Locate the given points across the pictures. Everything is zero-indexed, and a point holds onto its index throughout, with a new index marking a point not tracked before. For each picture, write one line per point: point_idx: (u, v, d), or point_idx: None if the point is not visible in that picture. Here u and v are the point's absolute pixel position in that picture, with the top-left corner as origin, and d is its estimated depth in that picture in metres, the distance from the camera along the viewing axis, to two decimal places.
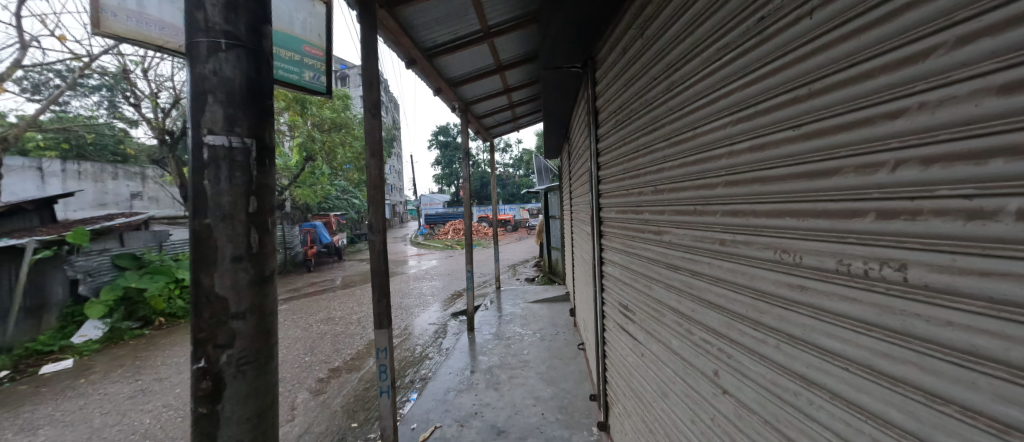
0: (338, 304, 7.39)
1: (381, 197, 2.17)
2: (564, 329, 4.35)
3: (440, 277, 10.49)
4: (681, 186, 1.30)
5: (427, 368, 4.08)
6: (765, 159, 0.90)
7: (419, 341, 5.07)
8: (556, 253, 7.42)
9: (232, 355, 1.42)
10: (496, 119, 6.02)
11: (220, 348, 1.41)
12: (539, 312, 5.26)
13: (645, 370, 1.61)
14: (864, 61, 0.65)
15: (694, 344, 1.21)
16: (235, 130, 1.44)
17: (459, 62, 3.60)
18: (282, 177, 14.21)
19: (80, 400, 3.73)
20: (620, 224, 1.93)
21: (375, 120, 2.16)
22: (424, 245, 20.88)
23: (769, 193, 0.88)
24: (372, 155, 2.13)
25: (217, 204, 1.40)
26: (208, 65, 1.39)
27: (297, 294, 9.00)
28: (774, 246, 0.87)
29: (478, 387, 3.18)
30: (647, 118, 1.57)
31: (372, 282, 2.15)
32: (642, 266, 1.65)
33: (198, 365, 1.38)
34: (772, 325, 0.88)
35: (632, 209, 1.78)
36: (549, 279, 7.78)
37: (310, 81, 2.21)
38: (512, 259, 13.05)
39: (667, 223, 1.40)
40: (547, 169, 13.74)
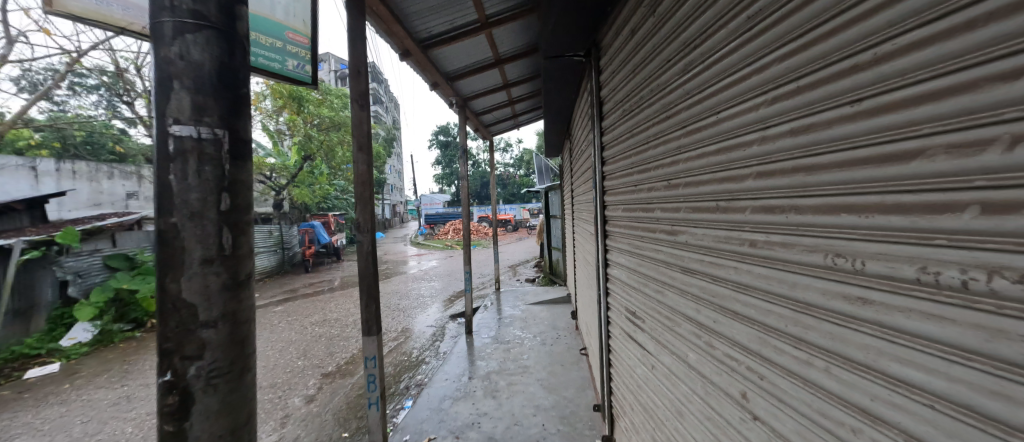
0: (334, 305, 7.24)
1: (369, 195, 2.02)
2: (566, 333, 4.19)
3: (439, 277, 10.36)
4: (698, 180, 1.15)
5: (423, 373, 3.93)
6: (809, 145, 0.74)
7: (416, 344, 4.93)
8: (557, 253, 7.26)
9: (201, 367, 1.25)
10: (496, 117, 5.88)
11: (188, 360, 1.23)
12: (539, 314, 5.11)
13: (656, 385, 1.46)
14: (956, 9, 0.48)
15: (715, 359, 1.07)
16: (205, 120, 1.24)
17: (456, 53, 3.46)
18: (280, 177, 14.09)
19: (61, 408, 3.59)
20: (627, 223, 1.78)
21: (363, 112, 2.00)
22: (424, 245, 20.75)
23: (817, 186, 0.72)
24: (361, 150, 1.99)
25: (185, 201, 1.22)
26: (174, 48, 1.20)
27: (293, 296, 8.86)
28: (824, 247, 0.71)
29: (475, 394, 3.03)
30: (660, 104, 1.41)
31: (359, 286, 1.99)
32: (651, 269, 1.49)
33: (164, 378, 1.22)
34: (821, 344, 0.72)
35: (640, 206, 1.62)
36: (549, 280, 7.64)
37: (293, 70, 2.06)
38: (512, 259, 12.88)
39: (682, 222, 1.25)
40: (547, 169, 13.64)
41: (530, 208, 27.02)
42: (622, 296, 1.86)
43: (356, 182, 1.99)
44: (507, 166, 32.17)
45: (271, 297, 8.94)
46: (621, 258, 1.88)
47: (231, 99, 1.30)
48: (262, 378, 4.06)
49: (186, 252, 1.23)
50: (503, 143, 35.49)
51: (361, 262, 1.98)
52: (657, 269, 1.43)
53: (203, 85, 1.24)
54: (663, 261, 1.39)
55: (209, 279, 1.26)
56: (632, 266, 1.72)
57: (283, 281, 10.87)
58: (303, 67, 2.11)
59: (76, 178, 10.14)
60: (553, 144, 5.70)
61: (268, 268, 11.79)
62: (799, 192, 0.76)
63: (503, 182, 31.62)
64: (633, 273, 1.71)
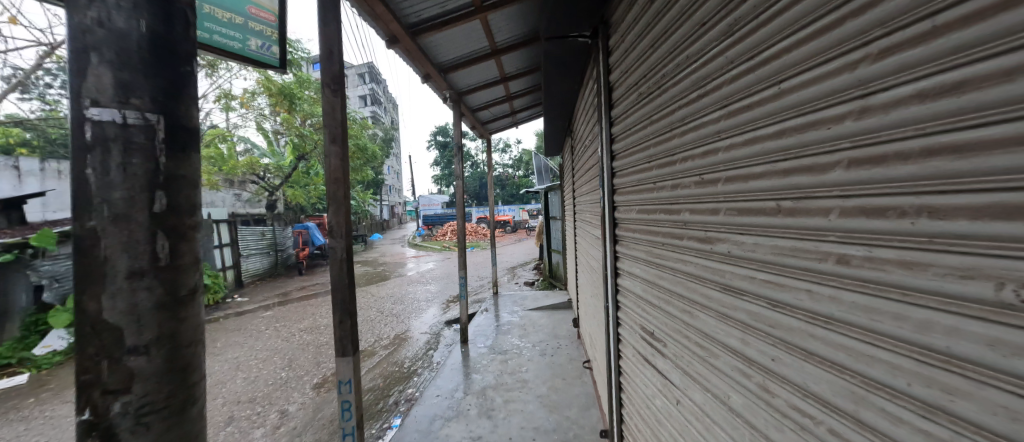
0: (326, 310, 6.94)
1: (344, 194, 1.75)
2: (567, 342, 3.92)
3: (436, 280, 10.08)
4: (748, 174, 0.88)
5: (414, 386, 3.65)
6: (954, 114, 0.46)
7: (408, 353, 4.64)
8: (557, 256, 6.99)
9: (127, 403, 0.80)
10: (495, 114, 5.60)
11: (111, 394, 0.80)
12: (538, 321, 4.84)
13: (680, 423, 1.19)
14: None
15: (771, 407, 0.80)
16: (130, 101, 0.81)
17: (449, 40, 3.19)
18: (273, 177, 13.77)
19: (19, 426, 3.30)
20: (643, 227, 1.50)
21: (336, 99, 1.73)
22: (422, 247, 20.44)
23: (965, 175, 0.44)
24: (333, 141, 1.73)
25: (109, 205, 0.79)
26: (92, 12, 0.78)
27: (285, 300, 8.56)
28: (970, 269, 0.45)
29: (469, 414, 2.76)
30: (689, 82, 1.14)
31: (332, 300, 1.72)
32: (675, 282, 1.23)
33: (82, 417, 0.79)
34: (966, 418, 0.46)
35: (661, 208, 1.34)
36: (549, 283, 7.36)
37: (258, 51, 1.83)
38: (511, 261, 12.59)
39: (721, 228, 0.97)
40: (547, 169, 13.36)
41: (530, 209, 26.74)
42: (636, 311, 1.58)
43: (326, 177, 1.73)
44: (506, 166, 31.84)
45: (261, 301, 8.64)
46: (633, 267, 1.60)
47: (170, 77, 0.87)
48: (241, 392, 3.78)
49: (111, 263, 0.79)
50: (502, 143, 35.21)
51: (333, 270, 1.72)
52: (684, 282, 1.16)
53: (127, 54, 0.80)
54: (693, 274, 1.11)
55: (143, 291, 0.82)
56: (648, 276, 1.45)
57: (275, 284, 10.57)
58: (268, 48, 1.87)
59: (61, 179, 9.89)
60: (553, 141, 5.47)
61: (260, 270, 11.49)
62: (927, 187, 0.50)
63: (502, 182, 31.34)
64: (650, 285, 1.43)
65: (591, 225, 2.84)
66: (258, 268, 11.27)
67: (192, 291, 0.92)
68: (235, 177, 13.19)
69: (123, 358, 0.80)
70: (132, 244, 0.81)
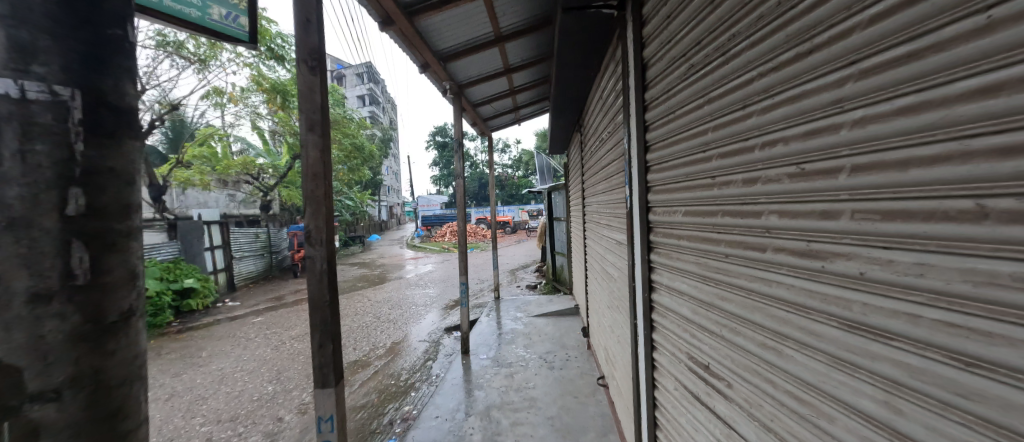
0: None
1: (324, 193, 1.44)
2: (577, 354, 3.63)
3: (435, 283, 9.77)
4: (903, 160, 0.56)
5: (411, 403, 3.35)
6: None
7: (405, 364, 4.34)
8: (562, 259, 6.68)
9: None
10: (496, 109, 5.27)
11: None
12: (544, 328, 4.55)
13: None
14: None
15: None
16: (32, 70, 0.55)
17: (450, 25, 2.87)
18: (268, 177, 13.44)
19: None
20: (690, 234, 1.20)
21: (313, 78, 1.41)
22: (421, 248, 20.11)
23: None
24: (310, 130, 1.41)
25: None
26: None
27: (278, 304, 8.25)
28: None
29: (473, 439, 2.46)
30: (775, 37, 0.82)
31: (310, 320, 1.43)
32: (749, 308, 0.92)
33: None
34: None
35: (722, 211, 1.03)
36: (553, 287, 7.08)
37: (221, 21, 1.63)
38: (512, 264, 12.27)
39: (846, 240, 0.66)
40: (549, 168, 13.06)
41: (530, 209, 26.42)
42: (679, 335, 1.28)
43: (302, 173, 1.41)
44: (506, 166, 31.51)
45: (254, 305, 8.32)
46: (674, 282, 1.30)
47: (92, 41, 0.60)
48: (225, 409, 3.49)
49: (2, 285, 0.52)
50: (502, 143, 34.91)
51: (310, 284, 1.42)
52: (769, 310, 0.85)
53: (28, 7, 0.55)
54: (785, 300, 0.81)
55: (54, 320, 0.55)
56: (700, 295, 1.14)
57: (269, 288, 10.24)
58: (236, 18, 1.66)
59: None
60: (558, 137, 5.16)
61: (254, 273, 11.18)
62: None
63: (502, 183, 31.02)
64: (703, 306, 1.12)
65: (606, 229, 2.54)
66: (251, 271, 10.92)
67: (128, 314, 0.65)
68: (229, 178, 12.86)
69: (19, 412, 0.52)
70: (35, 259, 0.54)
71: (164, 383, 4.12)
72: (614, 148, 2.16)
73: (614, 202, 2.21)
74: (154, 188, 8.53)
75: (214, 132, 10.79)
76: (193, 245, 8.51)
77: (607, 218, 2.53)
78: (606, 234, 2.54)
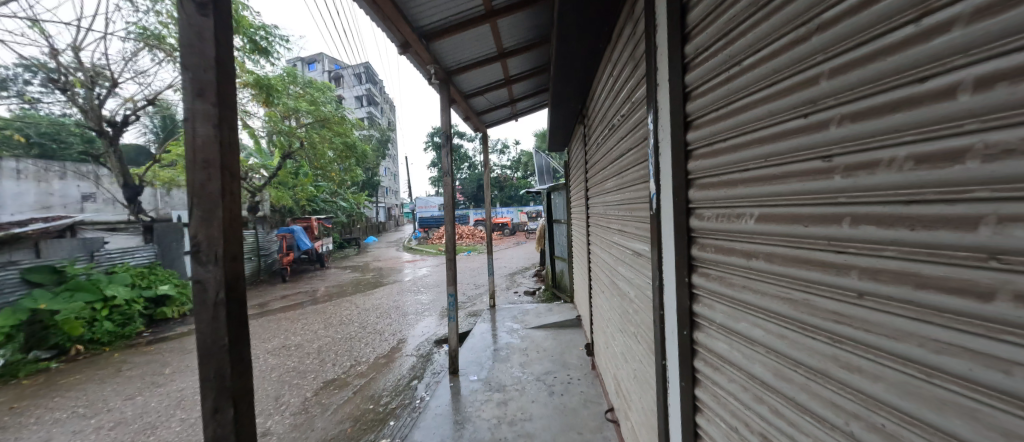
0: (301, 325, 6.16)
1: (226, 188, 0.99)
2: (580, 376, 3.17)
3: (429, 288, 9.31)
4: None
5: (389, 436, 2.88)
6: None
7: (388, 384, 3.88)
8: (562, 263, 6.22)
9: None
10: (491, 103, 4.80)
11: None
12: (543, 343, 4.10)
13: None
14: None
15: None
16: None
17: None
18: (257, 176, 12.96)
19: None
20: (776, 251, 0.73)
21: (201, 19, 0.95)
22: (418, 251, 19.64)
23: None
24: (200, 95, 0.95)
25: None
26: None
27: (262, 312, 7.78)
28: None
29: None
30: None
31: (200, 373, 0.97)
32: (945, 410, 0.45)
33: None
34: None
35: (849, 220, 0.57)
36: (552, 294, 6.64)
37: None
38: (510, 267, 11.80)
39: None
40: (548, 169, 12.63)
41: (528, 211, 25.97)
42: (749, 408, 0.81)
43: (185, 159, 0.96)
44: (505, 168, 31.02)
45: None
46: (740, 325, 0.83)
47: None
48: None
49: None
50: (501, 144, 34.50)
51: (199, 325, 0.97)
52: (1004, 423, 0.38)
53: None
54: None
55: None
56: (801, 355, 0.67)
57: (254, 293, 9.75)
58: None
59: (22, 179, 9.13)
60: (558, 132, 4.71)
61: None
62: None
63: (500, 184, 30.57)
64: (807, 373, 0.66)
65: (615, 233, 2.09)
66: None
67: None
68: None
69: None
70: None
71: (114, 407, 3.65)
72: (627, 135, 1.71)
73: (629, 202, 1.76)
74: (130, 188, 8.03)
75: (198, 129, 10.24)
76: (171, 250, 8.17)
77: (616, 221, 2.08)
78: (615, 239, 2.09)
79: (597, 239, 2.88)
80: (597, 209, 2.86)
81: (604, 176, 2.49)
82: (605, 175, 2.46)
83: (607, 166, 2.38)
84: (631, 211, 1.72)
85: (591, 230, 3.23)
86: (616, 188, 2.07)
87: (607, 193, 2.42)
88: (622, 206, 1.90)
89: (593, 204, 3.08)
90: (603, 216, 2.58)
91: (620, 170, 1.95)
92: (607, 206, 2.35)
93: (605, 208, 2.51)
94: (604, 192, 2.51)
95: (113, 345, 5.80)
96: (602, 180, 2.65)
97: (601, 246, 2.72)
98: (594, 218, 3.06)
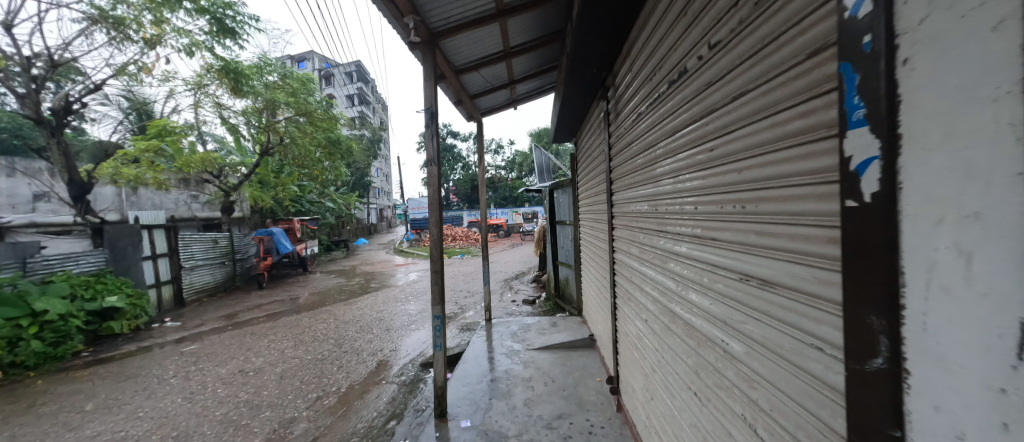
0: (267, 342, 5.35)
1: None
2: (603, 423, 2.46)
3: (418, 296, 8.58)
4: None
5: None
6: None
7: (359, 425, 3.11)
8: (566, 270, 5.50)
9: None
10: (489, 82, 4.08)
11: None
12: (550, 369, 3.38)
13: None
14: None
15: None
16: None
17: None
18: (235, 175, 12.09)
19: None
20: None
21: None
22: (409, 253, 18.86)
23: None
24: None
25: None
26: None
27: (228, 325, 6.95)
28: None
29: None
30: None
31: None
32: None
33: None
34: None
35: None
36: (554, 304, 5.94)
37: None
38: (507, 272, 11.04)
39: None
40: (547, 167, 11.94)
41: (523, 213, 25.26)
42: None
43: None
44: (499, 168, 30.48)
45: (197, 327, 6.96)
46: None
47: None
48: None
49: None
50: (496, 144, 33.85)
51: None
52: None
53: None
54: None
55: None
56: None
57: (225, 302, 8.87)
58: None
59: None
60: (567, 117, 4.02)
61: (210, 284, 9.82)
62: None
63: (495, 184, 29.77)
64: None
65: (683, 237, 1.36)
66: (203, 282, 9.48)
67: None
68: (188, 175, 11.38)
69: None
70: None
71: None
72: (735, 66, 0.98)
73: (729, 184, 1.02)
74: (75, 186, 7.19)
75: (170, 125, 9.88)
76: (127, 255, 7.27)
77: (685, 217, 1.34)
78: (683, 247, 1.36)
79: (629, 244, 2.16)
80: (631, 202, 2.14)
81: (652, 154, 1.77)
82: (654, 153, 1.74)
83: (660, 139, 1.66)
84: (733, 200, 0.99)
85: (615, 231, 2.54)
86: (685, 166, 1.34)
87: (656, 177, 1.70)
88: (703, 193, 1.18)
89: (621, 196, 2.38)
90: (646, 211, 1.84)
91: (697, 137, 1.23)
92: (660, 196, 1.63)
93: (649, 200, 1.79)
94: (651, 177, 1.78)
95: (40, 370, 4.92)
96: (643, 161, 1.93)
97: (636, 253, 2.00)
98: (622, 215, 2.35)
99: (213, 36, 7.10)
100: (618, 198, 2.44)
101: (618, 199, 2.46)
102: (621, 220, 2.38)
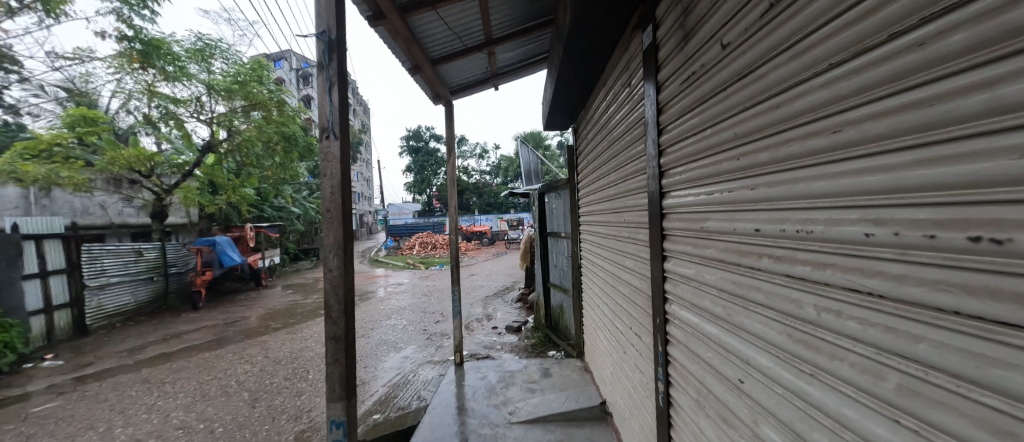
0: (154, 399, 3.89)
1: None
2: None
3: (381, 317, 7.25)
4: None
5: None
6: None
7: None
8: (560, 296, 4.34)
9: None
10: (459, 42, 2.92)
11: None
12: None
13: None
14: None
15: None
16: None
17: None
18: (173, 175, 10.39)
19: None
20: None
21: None
22: (384, 263, 17.34)
23: None
24: None
25: None
26: None
27: (127, 363, 5.42)
28: None
29: None
30: None
31: None
32: None
33: None
34: None
35: None
36: (545, 336, 4.76)
37: None
38: (489, 288, 9.79)
39: None
40: (534, 171, 10.82)
41: (509, 219, 24.21)
42: None
43: None
44: (484, 173, 29.43)
45: (85, 366, 5.39)
46: None
47: None
48: None
49: None
50: (481, 149, 32.77)
51: None
52: None
53: None
54: None
55: None
56: None
57: (143, 329, 7.24)
58: None
59: None
60: (565, 86, 2.88)
61: (130, 305, 8.14)
62: None
63: (480, 190, 28.35)
64: None
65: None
66: (117, 304, 7.79)
67: None
68: (116, 175, 9.42)
69: None
70: None
71: None
72: None
73: None
74: None
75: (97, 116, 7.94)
76: None
77: None
78: (959, 347, 0.45)
79: (693, 293, 1.17)
80: (733, 204, 0.96)
81: (854, 58, 0.62)
82: (868, 50, 0.59)
83: None
84: None
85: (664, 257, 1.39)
86: None
87: (896, 117, 0.54)
88: None
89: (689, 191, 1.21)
90: (828, 226, 0.66)
91: None
92: (959, 176, 0.45)
93: (843, 194, 0.63)
94: (848, 122, 0.62)
95: None
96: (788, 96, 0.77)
97: (715, 309, 1.04)
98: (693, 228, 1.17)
99: (124, 4, 5.80)
100: (683, 198, 1.26)
101: (680, 198, 1.28)
102: (691, 239, 1.19)
